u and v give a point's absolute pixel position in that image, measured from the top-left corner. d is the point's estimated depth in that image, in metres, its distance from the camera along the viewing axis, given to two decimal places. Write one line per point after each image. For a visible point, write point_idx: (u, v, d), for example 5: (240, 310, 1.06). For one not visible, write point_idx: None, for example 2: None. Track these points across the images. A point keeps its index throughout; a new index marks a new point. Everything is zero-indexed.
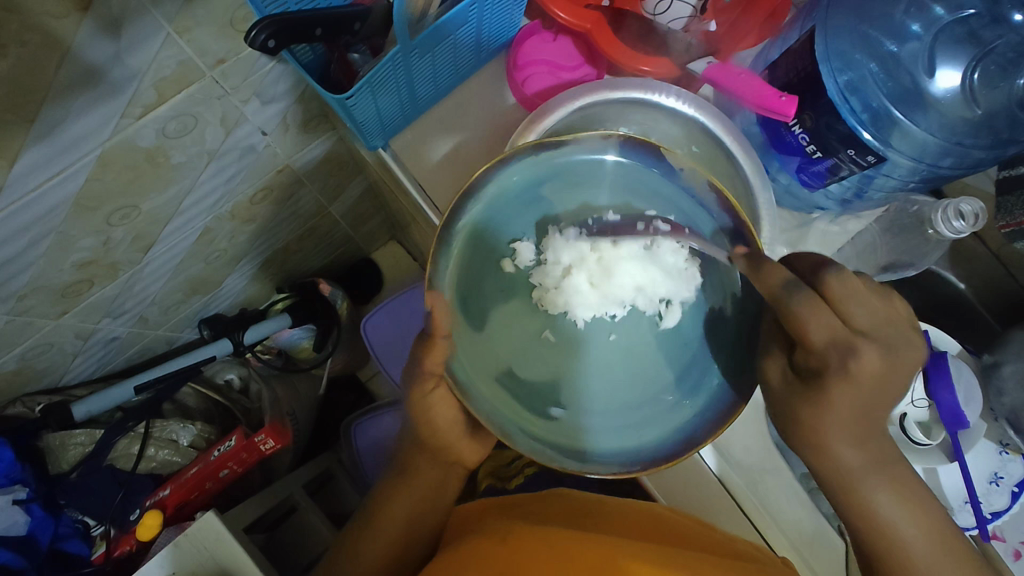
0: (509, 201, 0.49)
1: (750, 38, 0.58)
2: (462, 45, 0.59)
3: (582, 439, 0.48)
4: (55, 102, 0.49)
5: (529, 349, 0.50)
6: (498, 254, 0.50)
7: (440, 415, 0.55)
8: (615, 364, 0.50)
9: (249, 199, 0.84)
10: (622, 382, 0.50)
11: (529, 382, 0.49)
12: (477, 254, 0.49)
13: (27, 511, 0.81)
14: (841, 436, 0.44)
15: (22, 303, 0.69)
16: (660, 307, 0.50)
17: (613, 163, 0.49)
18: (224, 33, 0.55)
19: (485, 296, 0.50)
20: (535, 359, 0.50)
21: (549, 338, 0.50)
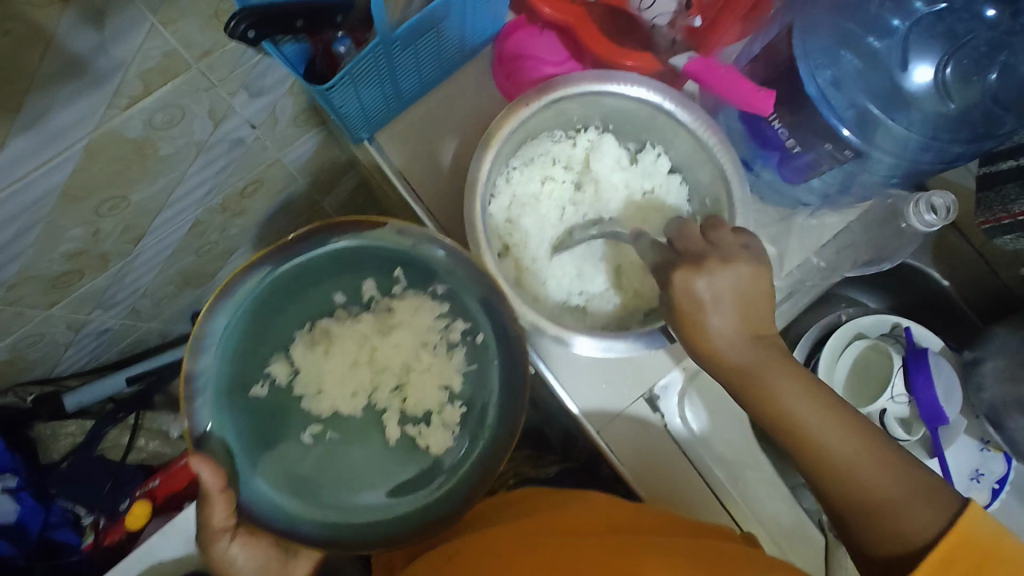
0: (247, 336, 0.53)
1: (733, 32, 0.58)
2: (446, 39, 0.59)
3: (339, 513, 0.52)
4: (40, 92, 0.50)
5: (312, 450, 0.53)
6: (249, 382, 0.53)
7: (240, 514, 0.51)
8: (341, 459, 0.54)
9: (239, 192, 0.84)
10: (354, 467, 0.54)
11: (338, 469, 0.53)
12: (236, 390, 0.52)
13: (16, 498, 0.81)
14: (725, 325, 0.47)
15: (12, 294, 0.70)
16: (427, 382, 0.56)
17: (313, 263, 0.54)
18: (209, 25, 0.55)
19: (261, 429, 0.53)
20: (320, 457, 0.54)
21: (331, 434, 0.54)
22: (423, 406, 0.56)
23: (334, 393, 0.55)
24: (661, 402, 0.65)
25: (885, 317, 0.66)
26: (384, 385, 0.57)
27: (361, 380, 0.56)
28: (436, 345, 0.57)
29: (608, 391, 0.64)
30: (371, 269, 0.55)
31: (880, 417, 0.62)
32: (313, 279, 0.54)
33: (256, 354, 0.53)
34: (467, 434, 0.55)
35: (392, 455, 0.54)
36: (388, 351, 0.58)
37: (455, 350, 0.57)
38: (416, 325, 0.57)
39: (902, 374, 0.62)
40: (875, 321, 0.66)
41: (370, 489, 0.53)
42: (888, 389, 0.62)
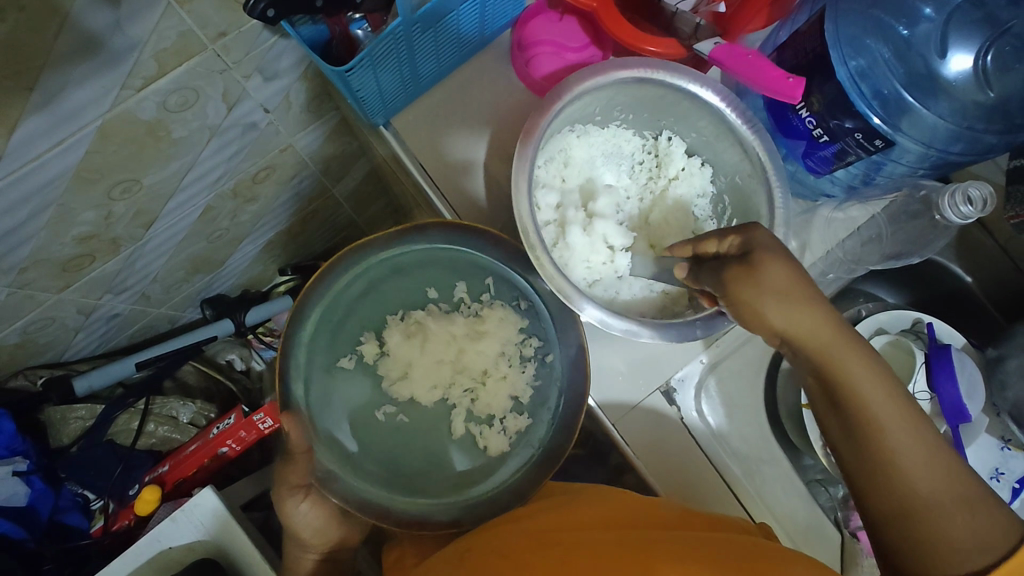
0: (353, 302, 0.61)
1: (760, 19, 0.56)
2: (465, 22, 0.58)
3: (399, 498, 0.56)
4: (54, 70, 0.49)
5: (376, 432, 0.60)
6: (338, 354, 0.61)
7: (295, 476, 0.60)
8: (402, 443, 0.60)
9: (251, 178, 0.84)
10: (408, 456, 0.60)
11: (398, 457, 0.59)
12: (327, 350, 0.60)
13: (28, 481, 0.81)
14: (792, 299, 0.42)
15: (23, 276, 0.70)
16: (499, 384, 0.62)
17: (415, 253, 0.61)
18: (225, 5, 0.54)
19: (338, 394, 0.60)
20: (385, 440, 0.60)
21: (401, 418, 0.62)
22: (488, 409, 0.62)
23: (417, 381, 0.62)
24: (677, 395, 0.64)
25: (906, 312, 0.65)
26: (465, 382, 0.63)
27: (443, 375, 0.63)
28: (513, 357, 0.63)
29: (623, 383, 0.63)
30: (464, 274, 0.62)
31: None
32: (418, 274, 0.62)
33: (348, 330, 0.61)
34: (519, 445, 0.60)
35: (448, 444, 0.61)
36: (471, 350, 0.63)
37: (527, 365, 0.62)
38: (500, 336, 0.63)
39: (924, 371, 0.61)
40: (896, 316, 0.65)
41: (423, 471, 0.59)
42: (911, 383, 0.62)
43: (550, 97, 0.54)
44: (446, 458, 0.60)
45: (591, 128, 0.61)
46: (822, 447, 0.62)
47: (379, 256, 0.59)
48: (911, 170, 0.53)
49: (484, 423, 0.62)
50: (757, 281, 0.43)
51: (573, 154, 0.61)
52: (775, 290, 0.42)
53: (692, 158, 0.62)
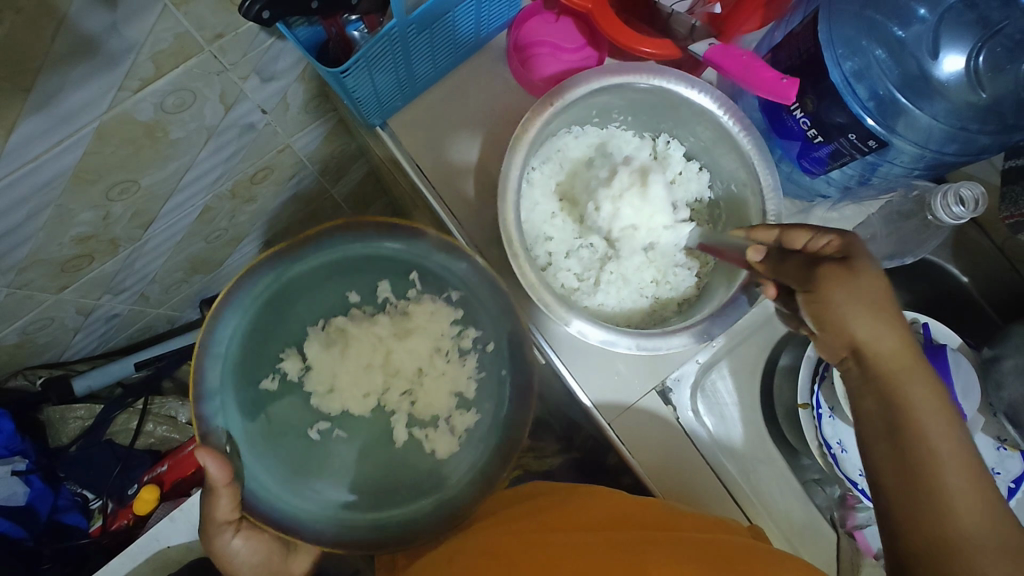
0: (264, 317, 0.54)
1: (752, 23, 0.57)
2: (461, 23, 0.58)
3: (345, 520, 0.52)
4: (52, 71, 0.49)
5: (308, 451, 0.54)
6: (260, 375, 0.53)
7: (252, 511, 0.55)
8: (340, 459, 0.54)
9: (250, 178, 0.84)
10: (349, 467, 0.54)
11: (343, 472, 0.54)
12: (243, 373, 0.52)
13: (27, 481, 0.81)
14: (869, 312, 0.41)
15: (22, 277, 0.70)
16: (439, 386, 0.57)
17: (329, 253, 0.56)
18: (222, 7, 0.55)
19: (273, 419, 0.53)
20: (320, 459, 0.53)
21: (339, 433, 0.55)
22: (432, 409, 0.57)
23: (347, 391, 0.56)
24: (673, 395, 0.64)
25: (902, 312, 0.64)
26: (397, 387, 0.58)
27: (369, 385, 0.57)
28: (451, 352, 0.58)
29: (621, 384, 0.63)
30: (387, 270, 0.57)
31: None
32: (338, 276, 0.57)
33: (265, 350, 0.54)
34: (471, 442, 0.55)
35: (388, 454, 0.55)
36: (400, 352, 0.58)
37: (467, 357, 0.58)
38: (430, 330, 0.58)
39: None
40: None
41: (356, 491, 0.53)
42: None
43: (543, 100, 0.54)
44: (387, 467, 0.55)
45: (587, 128, 0.61)
46: (819, 448, 0.62)
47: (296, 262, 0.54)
48: (906, 170, 0.53)
49: (428, 424, 0.57)
50: (850, 282, 0.41)
51: (569, 154, 0.62)
52: (861, 293, 0.41)
53: (690, 162, 0.61)
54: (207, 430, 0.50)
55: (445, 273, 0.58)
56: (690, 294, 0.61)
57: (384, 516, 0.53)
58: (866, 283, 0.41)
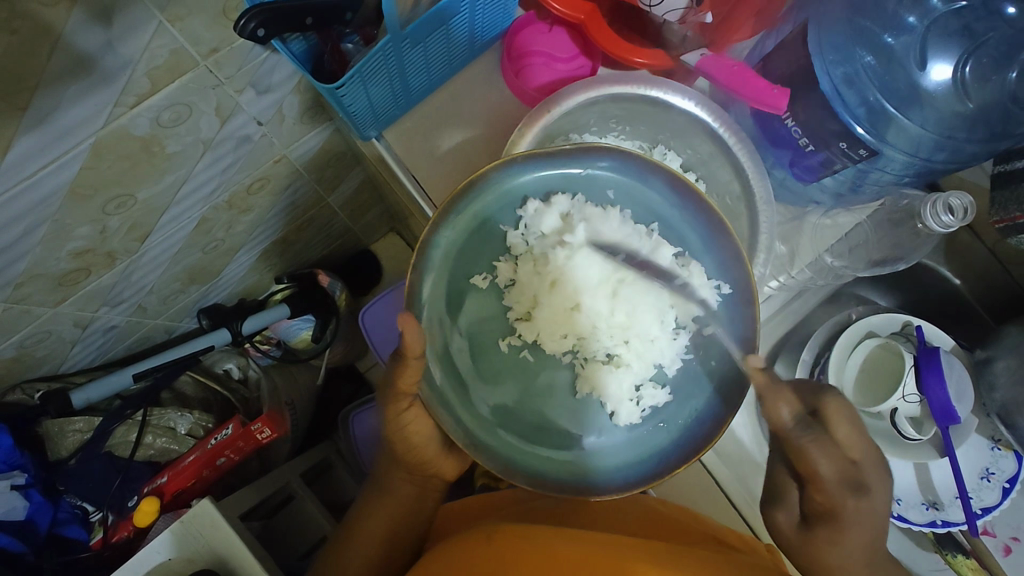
0: (502, 208, 0.50)
1: (745, 29, 0.57)
2: (456, 35, 0.59)
3: (531, 455, 0.49)
4: (48, 90, 0.49)
5: (520, 379, 0.52)
6: (472, 271, 0.51)
7: (415, 433, 0.58)
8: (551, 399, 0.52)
9: (246, 189, 0.84)
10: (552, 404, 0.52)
11: (529, 411, 0.51)
12: (457, 271, 0.50)
13: (26, 496, 0.81)
14: (852, 537, 0.47)
15: (20, 291, 0.70)
16: (642, 349, 0.53)
17: (602, 168, 0.50)
18: (217, 23, 0.55)
19: (466, 314, 0.52)
20: (523, 390, 0.52)
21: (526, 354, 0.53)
22: (626, 375, 0.52)
23: (546, 323, 0.53)
24: None
25: (895, 316, 0.66)
26: (595, 351, 0.54)
27: (565, 323, 0.54)
28: (666, 320, 0.53)
29: None
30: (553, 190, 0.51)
31: (891, 415, 0.62)
32: (593, 207, 0.52)
33: (484, 251, 0.52)
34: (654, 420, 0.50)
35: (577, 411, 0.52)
36: (638, 312, 0.53)
37: (678, 333, 0.53)
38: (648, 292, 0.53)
39: (913, 375, 0.61)
40: (885, 319, 0.66)
41: (532, 433, 0.50)
42: (899, 388, 0.61)
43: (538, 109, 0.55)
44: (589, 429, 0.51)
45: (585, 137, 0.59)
46: None
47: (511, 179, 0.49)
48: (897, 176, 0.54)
49: (618, 387, 0.52)
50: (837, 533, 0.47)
51: None
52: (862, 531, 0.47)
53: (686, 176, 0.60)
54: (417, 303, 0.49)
55: (662, 204, 0.51)
56: None
57: (554, 469, 0.48)
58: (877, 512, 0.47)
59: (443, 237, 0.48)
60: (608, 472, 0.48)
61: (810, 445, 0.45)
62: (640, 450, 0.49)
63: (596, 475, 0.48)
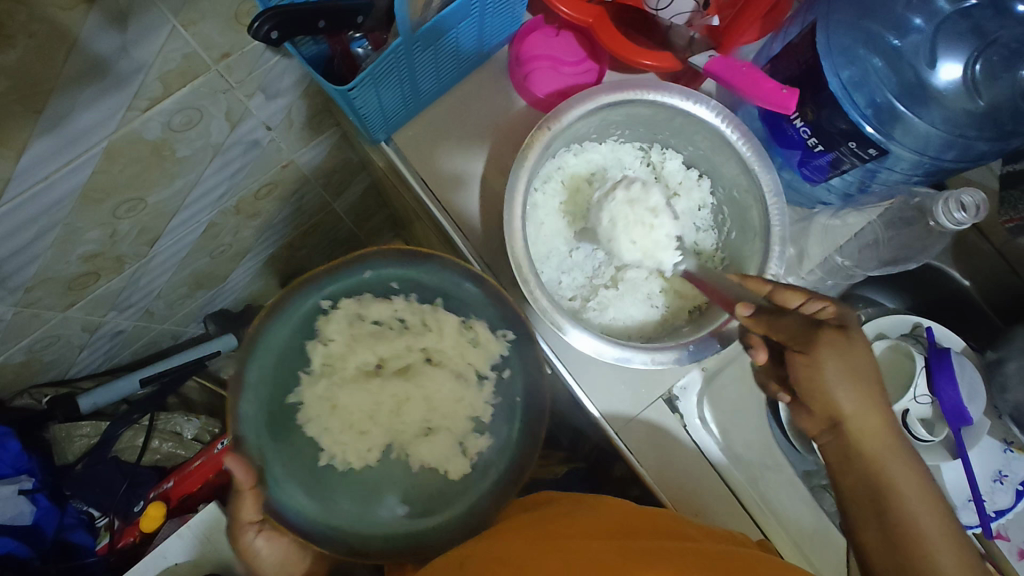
0: (297, 334, 0.55)
1: (753, 31, 0.58)
2: (464, 38, 0.59)
3: (377, 531, 0.53)
4: (62, 94, 0.50)
5: (362, 463, 0.57)
6: (284, 391, 0.55)
7: (270, 550, 0.65)
8: (383, 476, 0.57)
9: (254, 194, 0.85)
10: (389, 478, 0.57)
11: (383, 483, 0.56)
12: (275, 392, 0.54)
13: (32, 500, 0.79)
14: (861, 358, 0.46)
15: (30, 295, 0.70)
16: (456, 411, 0.58)
17: (370, 275, 0.56)
18: (229, 27, 0.55)
19: (285, 432, 0.55)
20: (363, 472, 0.56)
21: (376, 433, 0.58)
22: (451, 439, 0.57)
23: (350, 408, 0.58)
24: (680, 403, 0.64)
25: (906, 317, 0.66)
26: (410, 426, 0.58)
27: (361, 419, 0.58)
28: (469, 376, 0.59)
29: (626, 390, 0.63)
30: (349, 291, 0.56)
31: (903, 417, 0.61)
32: (377, 299, 0.58)
33: (290, 364, 0.55)
34: (482, 473, 0.55)
35: (412, 483, 0.56)
36: (439, 394, 0.59)
37: (484, 383, 0.58)
38: (452, 360, 0.59)
39: (925, 376, 0.61)
40: (895, 320, 0.65)
41: (374, 507, 0.54)
42: (911, 389, 0.61)
43: (545, 121, 0.55)
44: (424, 491, 0.56)
45: (587, 145, 0.61)
46: None
47: (321, 293, 0.55)
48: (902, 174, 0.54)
49: (448, 446, 0.57)
50: (843, 348, 0.45)
51: (569, 172, 0.62)
52: (845, 364, 0.45)
53: (690, 171, 0.62)
54: (243, 441, 0.52)
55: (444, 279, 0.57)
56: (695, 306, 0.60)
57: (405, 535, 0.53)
58: (855, 355, 0.45)
59: (250, 391, 0.53)
60: (436, 530, 0.54)
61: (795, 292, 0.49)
62: (489, 485, 0.55)
63: (426, 536, 0.53)
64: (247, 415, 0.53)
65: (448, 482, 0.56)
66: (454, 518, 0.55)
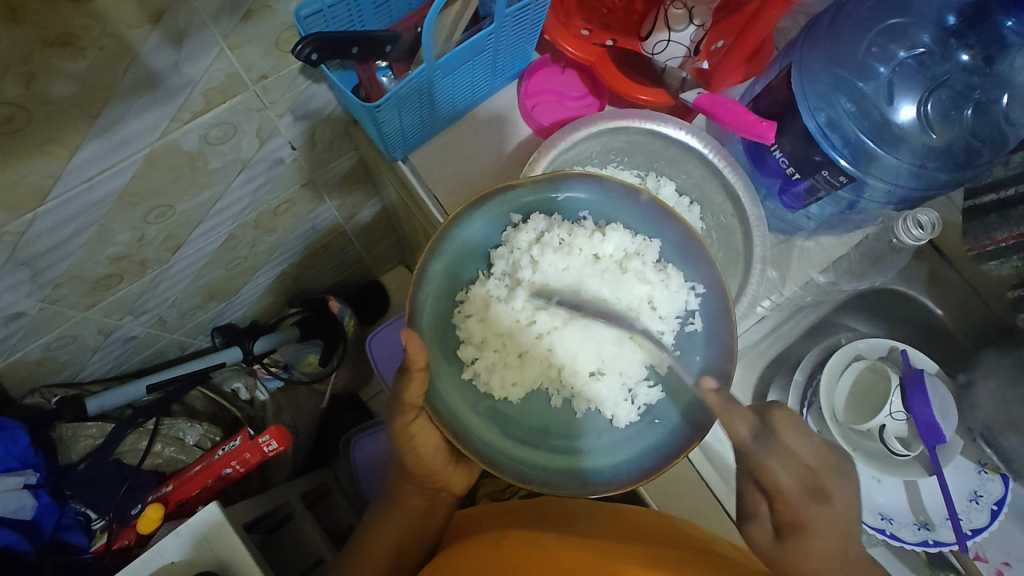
0: (479, 246, 0.57)
1: (737, 74, 0.66)
2: (480, 70, 0.65)
3: (558, 459, 0.52)
4: (117, 102, 0.55)
5: (528, 403, 0.57)
6: (459, 291, 0.58)
7: (423, 444, 0.64)
8: (556, 412, 0.57)
9: (273, 210, 0.90)
10: (559, 416, 0.57)
11: (544, 421, 0.56)
12: (449, 290, 0.57)
13: (34, 495, 0.82)
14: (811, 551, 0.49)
15: (56, 292, 0.74)
16: (628, 356, 0.59)
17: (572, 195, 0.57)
18: (270, 52, 0.62)
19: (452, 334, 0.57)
20: (531, 409, 0.57)
21: (541, 366, 0.60)
22: (618, 381, 0.58)
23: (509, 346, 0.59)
24: None
25: (882, 341, 0.69)
26: (581, 366, 0.59)
27: (523, 342, 0.60)
28: (649, 325, 0.59)
29: None
30: (529, 206, 0.58)
31: (880, 432, 0.65)
32: (565, 222, 0.59)
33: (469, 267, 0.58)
34: (650, 421, 0.54)
35: (572, 422, 0.56)
36: (623, 335, 0.59)
37: (662, 337, 0.58)
38: (631, 295, 0.59)
39: (899, 395, 0.64)
40: (873, 344, 0.69)
41: (525, 439, 0.53)
42: (887, 406, 0.64)
43: (548, 143, 0.61)
44: (591, 433, 0.55)
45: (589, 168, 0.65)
46: None
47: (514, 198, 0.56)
48: (988, 170, 0.59)
49: (621, 393, 0.57)
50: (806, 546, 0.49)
51: None
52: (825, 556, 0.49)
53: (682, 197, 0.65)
54: (416, 317, 0.54)
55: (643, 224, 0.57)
56: None
57: (547, 468, 0.51)
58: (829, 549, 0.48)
59: (427, 282, 0.54)
60: (606, 470, 0.51)
61: (767, 459, 0.49)
62: (649, 440, 0.52)
63: (593, 473, 0.51)
64: (423, 305, 0.54)
65: (610, 427, 0.55)
66: (568, 471, 0.51)
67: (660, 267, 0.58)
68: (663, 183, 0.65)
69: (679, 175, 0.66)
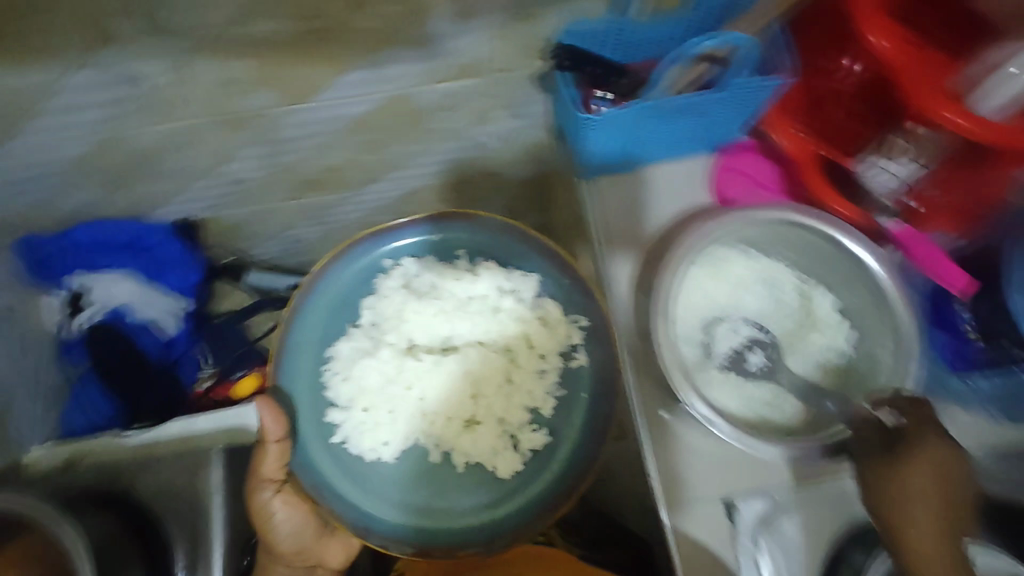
0: (336, 309, 0.74)
1: (940, 218, 0.64)
2: (689, 126, 0.69)
3: (441, 517, 0.69)
4: (393, 47, 0.67)
5: (417, 465, 0.72)
6: (334, 334, 0.74)
7: (286, 519, 0.73)
8: (436, 474, 0.72)
9: (453, 184, 1.01)
10: (444, 477, 0.72)
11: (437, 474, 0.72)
12: (334, 314, 0.75)
13: (180, 318, 1.02)
14: (923, 470, 0.55)
15: (273, 176, 0.89)
16: (513, 412, 0.74)
17: (436, 239, 0.75)
18: (518, 52, 0.71)
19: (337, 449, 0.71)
20: (421, 474, 0.72)
21: (426, 433, 0.74)
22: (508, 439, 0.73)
23: (396, 398, 0.74)
24: (739, 514, 0.64)
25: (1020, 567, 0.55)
26: (458, 419, 0.74)
27: (390, 393, 0.74)
28: (537, 372, 0.74)
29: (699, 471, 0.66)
30: (430, 251, 0.76)
31: None
32: (447, 266, 0.76)
33: (341, 314, 0.75)
34: (534, 471, 0.71)
35: (473, 481, 0.72)
36: (416, 374, 0.74)
37: (547, 376, 0.74)
38: (530, 363, 0.74)
39: None
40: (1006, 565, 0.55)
41: (435, 508, 0.70)
42: None
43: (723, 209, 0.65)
44: (480, 484, 0.72)
45: (758, 254, 0.68)
46: None
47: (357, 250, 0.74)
48: None
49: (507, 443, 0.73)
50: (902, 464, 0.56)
51: (732, 267, 0.68)
52: (935, 473, 0.55)
53: (840, 318, 0.66)
54: (278, 392, 0.71)
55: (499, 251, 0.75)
56: (794, 428, 0.63)
57: (452, 527, 0.69)
58: (945, 468, 0.55)
59: (295, 356, 0.73)
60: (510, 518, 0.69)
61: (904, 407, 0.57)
62: (539, 490, 0.70)
63: (495, 536, 0.69)
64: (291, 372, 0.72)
65: (502, 480, 0.71)
66: (483, 530, 0.69)
67: (518, 299, 0.75)
68: (821, 295, 0.67)
69: (842, 291, 0.67)
